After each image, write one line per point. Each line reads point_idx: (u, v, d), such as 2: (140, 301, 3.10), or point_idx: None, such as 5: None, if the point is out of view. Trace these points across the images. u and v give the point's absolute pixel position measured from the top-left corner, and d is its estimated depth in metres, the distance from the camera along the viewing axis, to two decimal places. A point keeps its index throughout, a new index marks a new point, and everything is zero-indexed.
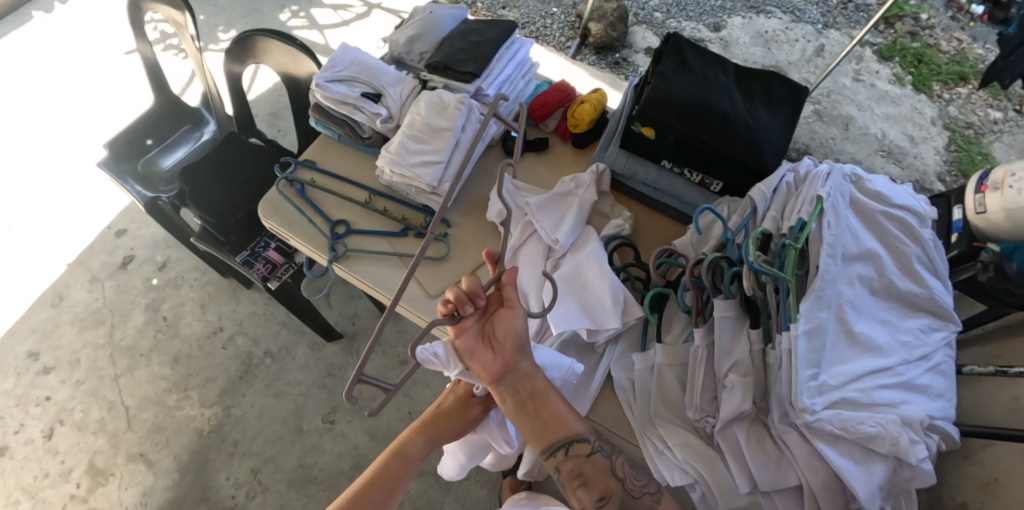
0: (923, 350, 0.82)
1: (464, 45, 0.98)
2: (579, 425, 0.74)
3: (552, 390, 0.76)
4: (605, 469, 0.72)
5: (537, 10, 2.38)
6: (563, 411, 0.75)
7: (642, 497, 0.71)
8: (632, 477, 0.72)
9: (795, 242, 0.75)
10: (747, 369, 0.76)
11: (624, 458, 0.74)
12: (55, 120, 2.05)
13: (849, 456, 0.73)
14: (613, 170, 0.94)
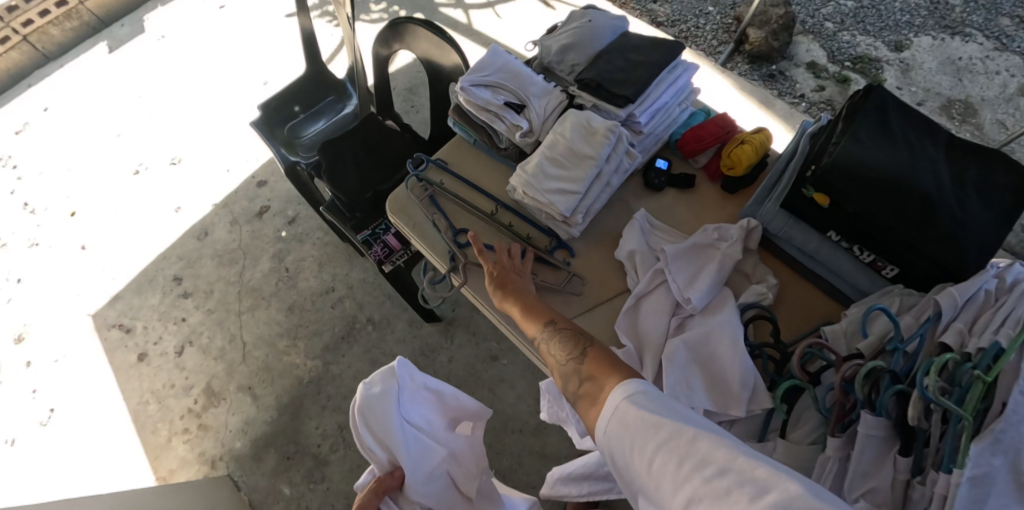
0: None
1: (622, 64, 0.90)
2: (530, 312, 0.78)
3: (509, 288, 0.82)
4: (543, 346, 0.74)
5: (690, 8, 2.21)
6: (519, 300, 0.80)
7: (568, 363, 0.69)
8: (560, 349, 0.71)
9: (984, 369, 0.63)
10: (883, 499, 0.66)
11: (555, 334, 0.73)
12: (222, 67, 2.25)
13: None
14: (766, 228, 0.83)
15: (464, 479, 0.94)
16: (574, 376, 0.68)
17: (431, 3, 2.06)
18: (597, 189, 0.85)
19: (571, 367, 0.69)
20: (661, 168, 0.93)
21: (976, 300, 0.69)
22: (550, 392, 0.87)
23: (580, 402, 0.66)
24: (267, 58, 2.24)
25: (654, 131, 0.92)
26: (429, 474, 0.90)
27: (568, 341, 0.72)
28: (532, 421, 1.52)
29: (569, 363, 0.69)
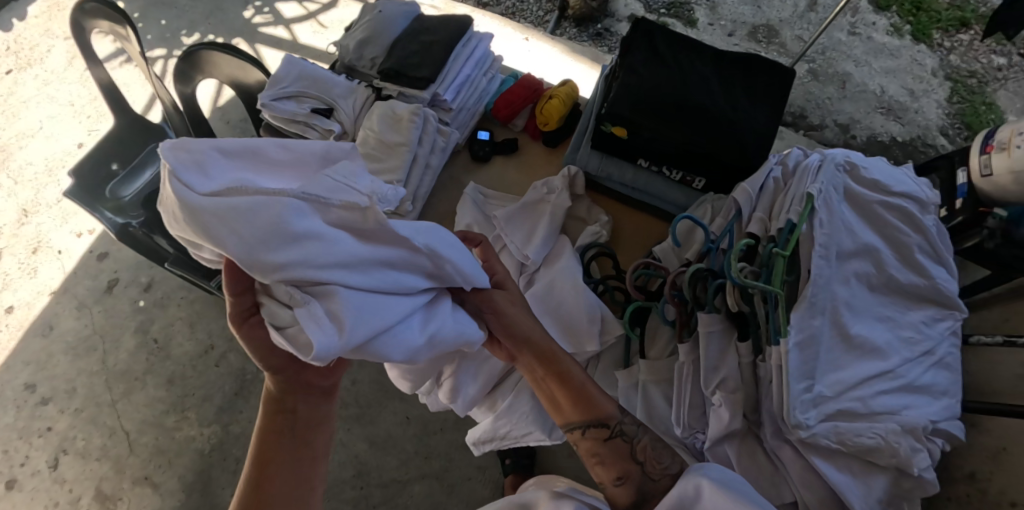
0: (926, 345, 0.77)
1: (416, 47, 0.90)
2: (598, 406, 0.71)
3: (568, 363, 0.71)
4: (620, 450, 0.70)
5: None
6: (582, 388, 0.71)
7: (664, 480, 0.69)
8: (653, 460, 0.70)
9: (785, 242, 0.70)
10: (736, 385, 0.71)
11: (644, 440, 0.70)
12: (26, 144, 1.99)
13: (846, 470, 0.69)
14: (586, 171, 0.87)
15: (353, 220, 0.54)
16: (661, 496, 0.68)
17: (246, 24, 1.93)
18: (417, 174, 0.85)
19: (663, 485, 0.68)
20: (484, 139, 0.95)
21: (768, 187, 0.76)
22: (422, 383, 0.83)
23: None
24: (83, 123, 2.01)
25: (465, 106, 0.93)
26: (275, 235, 0.49)
27: (655, 456, 0.70)
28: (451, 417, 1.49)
29: (666, 480, 0.68)
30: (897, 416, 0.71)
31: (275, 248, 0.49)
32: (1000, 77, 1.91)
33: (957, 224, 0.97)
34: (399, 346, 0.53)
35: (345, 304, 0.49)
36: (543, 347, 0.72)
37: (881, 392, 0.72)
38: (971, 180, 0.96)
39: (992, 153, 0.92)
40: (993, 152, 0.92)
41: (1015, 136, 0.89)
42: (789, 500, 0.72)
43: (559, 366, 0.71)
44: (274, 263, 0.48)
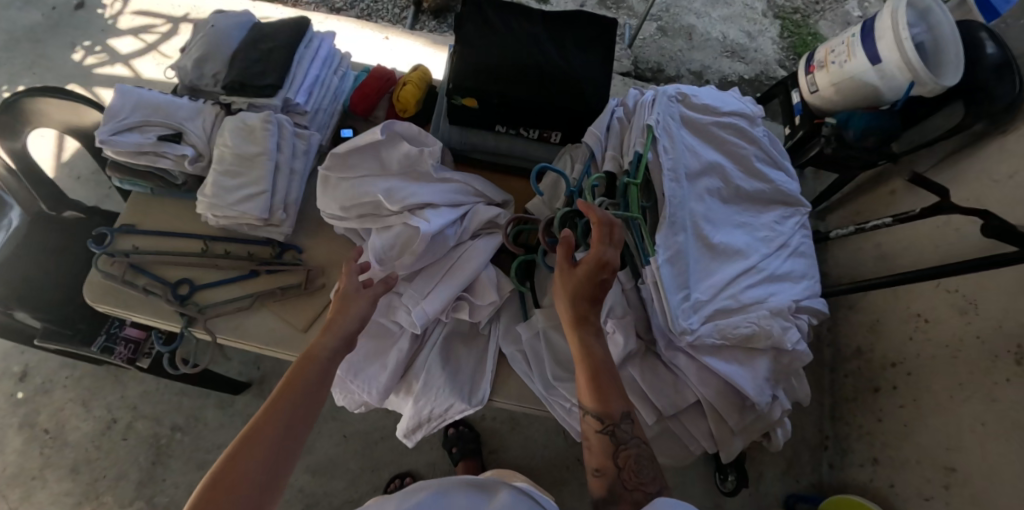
0: (781, 240, 0.87)
1: (257, 55, 0.86)
2: (613, 404, 0.66)
3: (594, 357, 0.67)
4: (607, 443, 0.66)
5: None
6: (596, 370, 0.67)
7: (634, 493, 0.64)
8: (634, 471, 0.65)
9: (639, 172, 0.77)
10: (624, 310, 0.77)
11: (630, 450, 0.66)
12: None
13: (734, 361, 0.77)
14: (450, 146, 0.90)
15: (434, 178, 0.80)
16: (631, 508, 0.64)
17: (78, 71, 1.76)
18: (283, 181, 0.83)
19: (633, 497, 0.64)
20: (347, 135, 0.94)
21: (614, 127, 0.83)
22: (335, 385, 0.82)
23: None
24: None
25: (322, 108, 0.91)
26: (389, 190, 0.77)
27: (637, 469, 0.65)
28: (391, 423, 1.47)
29: (636, 494, 0.64)
30: (765, 304, 0.80)
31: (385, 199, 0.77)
32: (817, 10, 2.15)
33: (801, 137, 1.24)
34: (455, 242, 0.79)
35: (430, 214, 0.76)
36: (596, 347, 0.68)
37: (750, 287, 0.81)
38: (803, 99, 1.24)
39: (815, 73, 1.18)
40: (816, 72, 1.18)
41: (829, 56, 1.15)
42: (693, 400, 0.78)
43: (590, 358, 0.67)
44: (395, 196, 0.77)
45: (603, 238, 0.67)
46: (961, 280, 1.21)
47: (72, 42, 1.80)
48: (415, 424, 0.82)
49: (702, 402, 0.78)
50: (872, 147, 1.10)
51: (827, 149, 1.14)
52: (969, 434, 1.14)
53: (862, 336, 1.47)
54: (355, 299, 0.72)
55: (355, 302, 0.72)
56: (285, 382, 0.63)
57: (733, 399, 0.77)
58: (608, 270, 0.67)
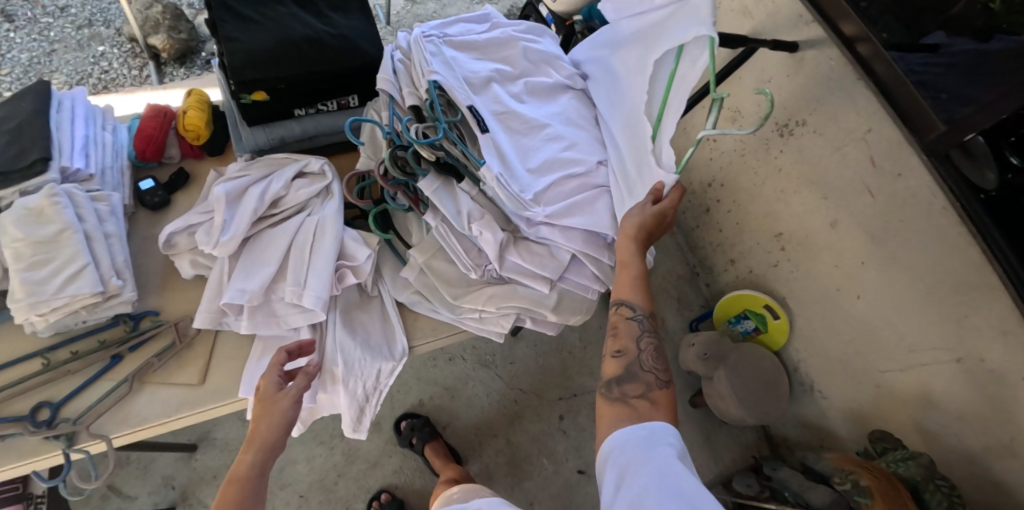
0: (579, 116, 1.00)
1: (5, 138, 0.78)
2: (639, 302, 0.82)
3: (636, 268, 0.83)
4: (630, 331, 0.81)
5: None
6: (628, 279, 0.83)
7: (645, 374, 0.78)
8: (651, 362, 0.79)
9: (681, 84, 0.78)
10: (480, 211, 0.85)
11: (648, 345, 0.81)
12: None
13: (585, 211, 0.89)
14: (260, 150, 0.89)
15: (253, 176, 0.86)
16: (647, 387, 0.77)
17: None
18: (102, 248, 0.77)
19: (645, 378, 0.78)
20: (150, 186, 0.89)
21: (399, 69, 0.87)
22: None
23: (623, 405, 0.75)
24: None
25: (108, 165, 0.85)
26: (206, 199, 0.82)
27: (653, 356, 0.80)
28: (340, 458, 1.37)
29: (648, 376, 0.78)
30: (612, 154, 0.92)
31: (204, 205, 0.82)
32: None
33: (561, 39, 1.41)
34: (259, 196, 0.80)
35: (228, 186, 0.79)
36: (636, 267, 0.83)
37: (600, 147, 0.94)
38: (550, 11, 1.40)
39: None
40: None
41: None
42: (569, 257, 0.89)
43: (627, 271, 0.82)
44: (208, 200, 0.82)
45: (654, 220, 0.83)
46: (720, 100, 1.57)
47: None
48: (354, 410, 0.83)
49: (577, 254, 0.89)
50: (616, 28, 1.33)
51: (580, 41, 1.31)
52: (778, 204, 1.48)
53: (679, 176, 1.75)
54: (276, 400, 0.74)
55: (276, 404, 0.73)
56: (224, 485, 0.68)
57: (598, 241, 0.90)
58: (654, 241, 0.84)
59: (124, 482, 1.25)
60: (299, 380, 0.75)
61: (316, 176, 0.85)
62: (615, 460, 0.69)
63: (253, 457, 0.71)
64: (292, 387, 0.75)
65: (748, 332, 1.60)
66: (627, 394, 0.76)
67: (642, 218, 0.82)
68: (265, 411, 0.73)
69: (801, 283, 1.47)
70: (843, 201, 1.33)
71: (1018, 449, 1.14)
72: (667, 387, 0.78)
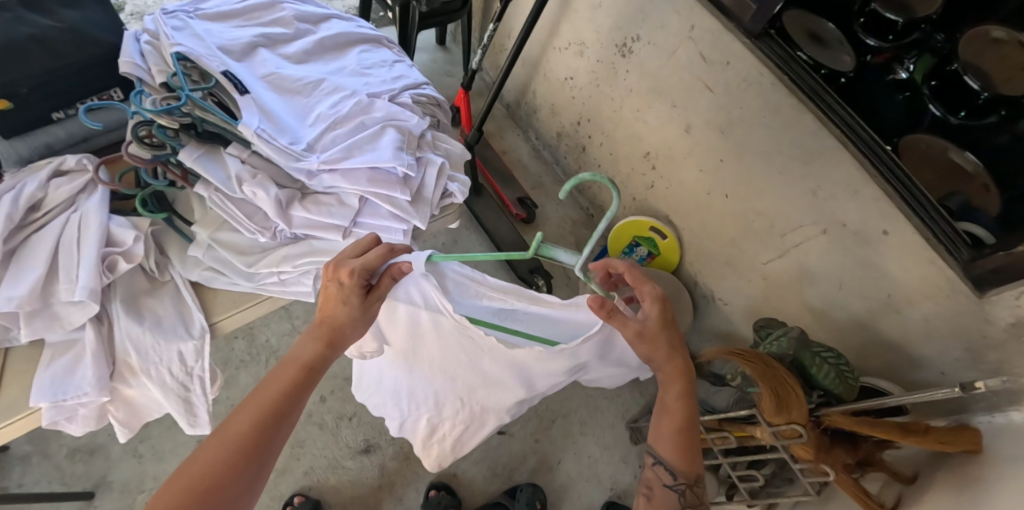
0: (364, 67, 1.00)
1: None
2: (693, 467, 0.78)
3: (685, 419, 0.77)
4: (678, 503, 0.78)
5: None
6: (690, 450, 0.78)
7: None
8: None
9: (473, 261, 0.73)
10: (251, 172, 0.83)
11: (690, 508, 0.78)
12: None
13: (367, 151, 0.87)
14: (28, 158, 0.85)
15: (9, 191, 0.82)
16: None
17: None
18: None
19: None
20: None
21: (145, 51, 0.86)
22: (55, 416, 0.76)
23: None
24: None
25: None
26: None
27: None
28: None
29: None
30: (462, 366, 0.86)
31: None
32: None
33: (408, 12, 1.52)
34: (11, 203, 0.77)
35: None
36: (684, 416, 0.77)
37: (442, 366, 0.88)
38: None
39: None
40: None
41: None
42: (359, 201, 0.88)
43: (681, 430, 0.77)
44: None
45: (653, 314, 0.73)
46: (563, 37, 1.56)
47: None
48: (181, 405, 0.84)
49: (367, 195, 0.88)
50: None
51: None
52: (638, 124, 1.46)
53: (552, 121, 1.72)
54: (359, 301, 0.71)
55: (362, 306, 0.72)
56: (307, 368, 0.71)
57: (389, 178, 0.89)
58: (682, 366, 0.76)
59: None
60: (384, 284, 0.72)
61: (77, 172, 0.84)
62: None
63: (319, 352, 0.72)
64: (377, 294, 0.72)
65: (643, 259, 1.58)
66: None
67: (657, 356, 0.75)
68: (350, 311, 0.71)
69: (676, 196, 1.45)
70: (688, 105, 1.32)
71: (897, 304, 1.10)
72: None
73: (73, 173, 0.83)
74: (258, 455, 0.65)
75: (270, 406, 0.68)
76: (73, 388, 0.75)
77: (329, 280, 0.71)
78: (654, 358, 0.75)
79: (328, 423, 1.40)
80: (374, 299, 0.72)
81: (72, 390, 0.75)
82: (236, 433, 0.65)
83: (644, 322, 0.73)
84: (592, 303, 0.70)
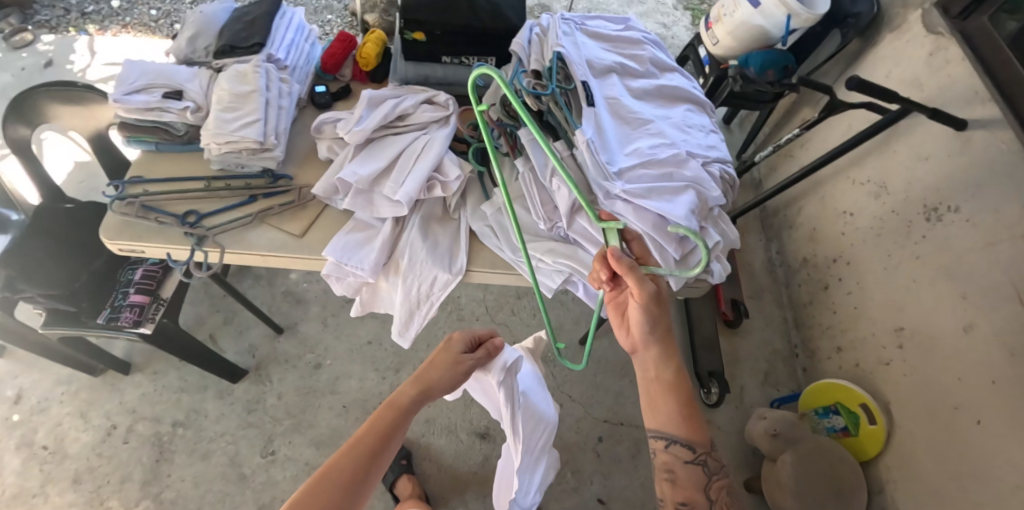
0: (684, 124, 1.07)
1: (241, 25, 1.05)
2: (699, 434, 0.79)
3: (679, 382, 0.80)
4: (701, 479, 0.77)
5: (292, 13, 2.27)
6: (693, 416, 0.80)
7: None
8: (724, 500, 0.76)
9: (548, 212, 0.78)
10: (565, 170, 0.93)
11: (715, 480, 0.77)
12: None
13: (662, 200, 0.93)
14: (408, 82, 1.06)
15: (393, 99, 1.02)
16: None
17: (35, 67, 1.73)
18: (274, 113, 0.98)
19: None
20: (321, 90, 1.09)
21: (534, 39, 1.00)
22: (334, 273, 0.93)
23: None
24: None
25: (298, 66, 1.08)
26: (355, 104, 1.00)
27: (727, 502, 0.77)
28: (387, 389, 1.48)
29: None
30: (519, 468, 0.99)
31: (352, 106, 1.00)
32: None
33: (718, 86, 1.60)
34: (393, 108, 0.95)
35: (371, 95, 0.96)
36: (673, 377, 0.80)
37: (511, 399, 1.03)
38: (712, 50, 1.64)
39: (713, 29, 1.63)
40: (714, 27, 1.63)
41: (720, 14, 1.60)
42: (635, 237, 0.93)
43: (685, 396, 0.80)
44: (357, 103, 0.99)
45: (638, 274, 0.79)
46: (867, 171, 1.44)
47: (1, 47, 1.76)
48: (404, 316, 0.94)
49: (643, 235, 0.93)
50: (773, 80, 1.53)
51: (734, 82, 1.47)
52: (905, 295, 1.30)
53: (804, 246, 1.60)
54: (458, 359, 0.90)
55: (456, 365, 0.89)
56: (402, 409, 0.83)
57: (669, 230, 0.93)
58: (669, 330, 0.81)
59: (220, 337, 1.51)
60: (481, 354, 0.91)
61: (441, 108, 0.99)
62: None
63: (416, 398, 0.85)
64: (477, 357, 0.91)
65: (834, 430, 1.39)
66: None
67: (653, 323, 0.80)
68: (449, 367, 0.89)
69: (914, 390, 1.25)
70: (983, 305, 1.13)
71: None
72: None
73: (438, 106, 0.98)
74: (356, 488, 0.74)
75: (373, 441, 0.78)
76: (358, 259, 0.92)
77: (441, 346, 0.91)
78: (647, 337, 0.81)
79: (465, 394, 1.49)
80: (466, 361, 0.90)
81: (354, 261, 0.91)
82: (341, 466, 0.74)
83: (652, 286, 0.78)
84: (609, 256, 0.81)
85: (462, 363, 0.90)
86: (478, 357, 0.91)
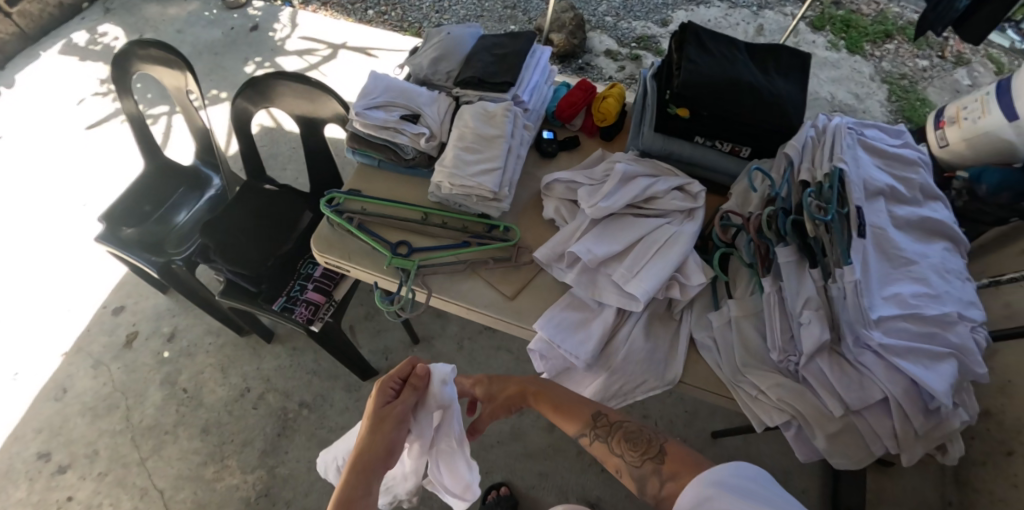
0: (949, 269, 0.92)
1: (492, 58, 1.01)
2: (578, 417, 0.80)
3: (538, 391, 0.83)
4: (608, 450, 0.76)
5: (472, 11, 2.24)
6: (569, 406, 0.81)
7: (644, 465, 0.72)
8: (631, 449, 0.74)
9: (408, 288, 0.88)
10: (819, 303, 0.83)
11: (618, 434, 0.76)
12: (22, 190, 1.84)
13: (921, 364, 0.81)
14: (649, 152, 0.99)
15: None
16: (655, 477, 0.71)
17: (241, 28, 2.16)
18: (511, 161, 0.93)
19: (646, 470, 0.72)
20: (549, 137, 1.04)
21: (809, 144, 0.92)
22: (541, 350, 0.88)
23: (666, 505, 0.68)
24: (74, 159, 1.89)
25: (535, 108, 1.05)
26: (597, 169, 0.94)
27: (631, 444, 0.75)
28: (508, 429, 1.46)
29: (646, 465, 0.72)
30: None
31: (594, 171, 0.94)
32: (926, 76, 2.26)
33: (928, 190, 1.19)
34: (645, 190, 0.89)
35: (624, 168, 0.90)
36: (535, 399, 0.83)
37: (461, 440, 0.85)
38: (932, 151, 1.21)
39: (946, 128, 1.17)
40: (947, 127, 1.16)
41: (961, 112, 1.13)
42: (879, 397, 0.82)
43: (561, 402, 0.81)
44: (600, 170, 0.94)
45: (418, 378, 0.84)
46: None
47: (220, 7, 2.23)
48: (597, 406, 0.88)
49: (890, 399, 0.82)
50: (1005, 204, 1.04)
51: (958, 203, 1.11)
52: None
53: (991, 397, 1.30)
54: (392, 406, 0.80)
55: (390, 414, 0.79)
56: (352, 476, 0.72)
57: (918, 399, 0.81)
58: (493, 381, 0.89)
59: (360, 331, 1.59)
60: (407, 392, 0.82)
61: (690, 197, 0.91)
62: (715, 482, 0.63)
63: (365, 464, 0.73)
64: (405, 397, 0.81)
65: None
66: (655, 495, 0.70)
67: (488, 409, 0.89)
68: (380, 414, 0.79)
69: None
70: None
71: None
72: (664, 454, 0.72)
73: (688, 195, 0.91)
74: None
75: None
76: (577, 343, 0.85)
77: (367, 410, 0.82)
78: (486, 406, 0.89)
79: (584, 456, 1.43)
80: (396, 405, 0.80)
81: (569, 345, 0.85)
82: None
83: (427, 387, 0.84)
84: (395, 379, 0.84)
85: (388, 404, 0.80)
86: (408, 390, 0.82)
